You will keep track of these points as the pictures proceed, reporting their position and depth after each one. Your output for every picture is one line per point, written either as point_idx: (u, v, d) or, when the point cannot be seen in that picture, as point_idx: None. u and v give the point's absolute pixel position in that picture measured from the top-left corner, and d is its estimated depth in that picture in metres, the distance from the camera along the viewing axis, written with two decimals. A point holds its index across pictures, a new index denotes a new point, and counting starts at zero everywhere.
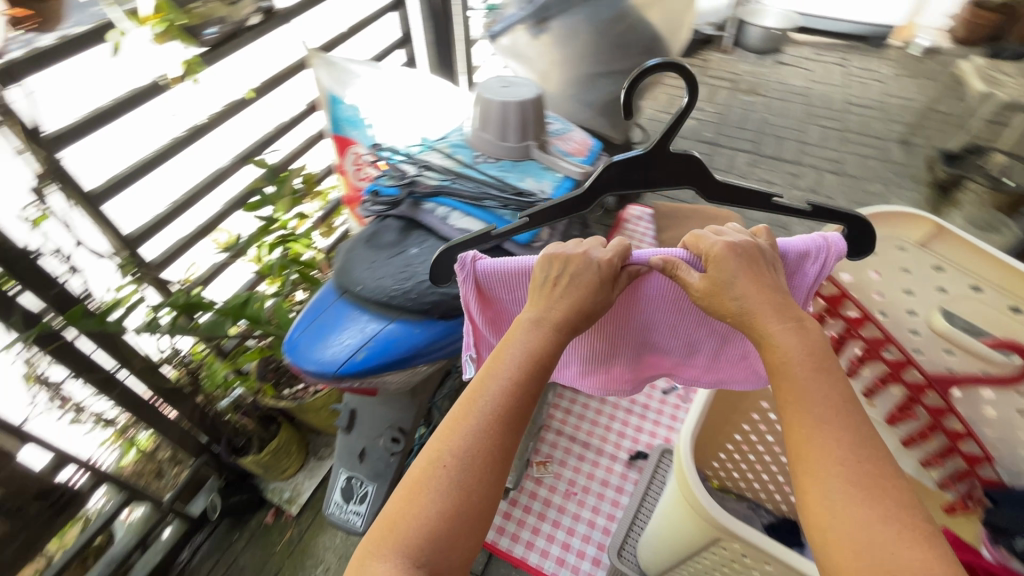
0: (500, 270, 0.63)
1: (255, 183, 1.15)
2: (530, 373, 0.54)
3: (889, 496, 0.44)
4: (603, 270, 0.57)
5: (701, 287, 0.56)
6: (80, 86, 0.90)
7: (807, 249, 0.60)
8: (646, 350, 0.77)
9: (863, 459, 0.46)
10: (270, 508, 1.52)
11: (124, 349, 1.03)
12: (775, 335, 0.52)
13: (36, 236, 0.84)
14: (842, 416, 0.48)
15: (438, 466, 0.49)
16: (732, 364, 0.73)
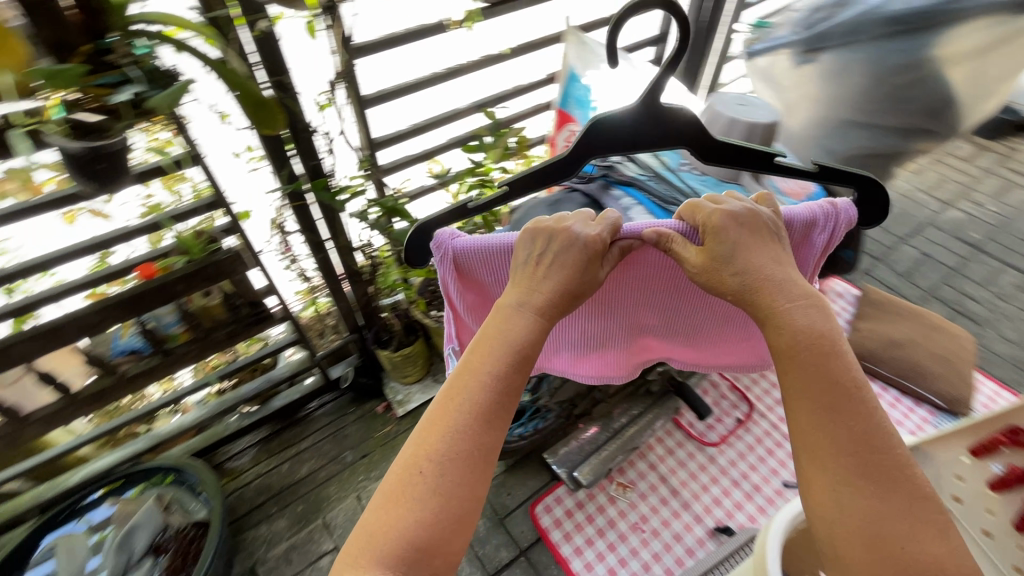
0: (474, 247, 0.68)
1: (479, 130, 1.29)
2: (511, 364, 0.56)
3: (902, 490, 0.47)
4: (591, 244, 0.60)
5: (700, 260, 0.58)
6: (390, 15, 1.09)
7: (814, 215, 0.66)
8: (645, 334, 0.90)
9: (873, 451, 0.48)
10: (383, 401, 1.75)
11: (337, 226, 1.27)
12: (784, 316, 0.54)
13: (318, 117, 1.08)
14: (850, 404, 0.50)
15: (415, 473, 0.51)
16: (728, 342, 0.90)
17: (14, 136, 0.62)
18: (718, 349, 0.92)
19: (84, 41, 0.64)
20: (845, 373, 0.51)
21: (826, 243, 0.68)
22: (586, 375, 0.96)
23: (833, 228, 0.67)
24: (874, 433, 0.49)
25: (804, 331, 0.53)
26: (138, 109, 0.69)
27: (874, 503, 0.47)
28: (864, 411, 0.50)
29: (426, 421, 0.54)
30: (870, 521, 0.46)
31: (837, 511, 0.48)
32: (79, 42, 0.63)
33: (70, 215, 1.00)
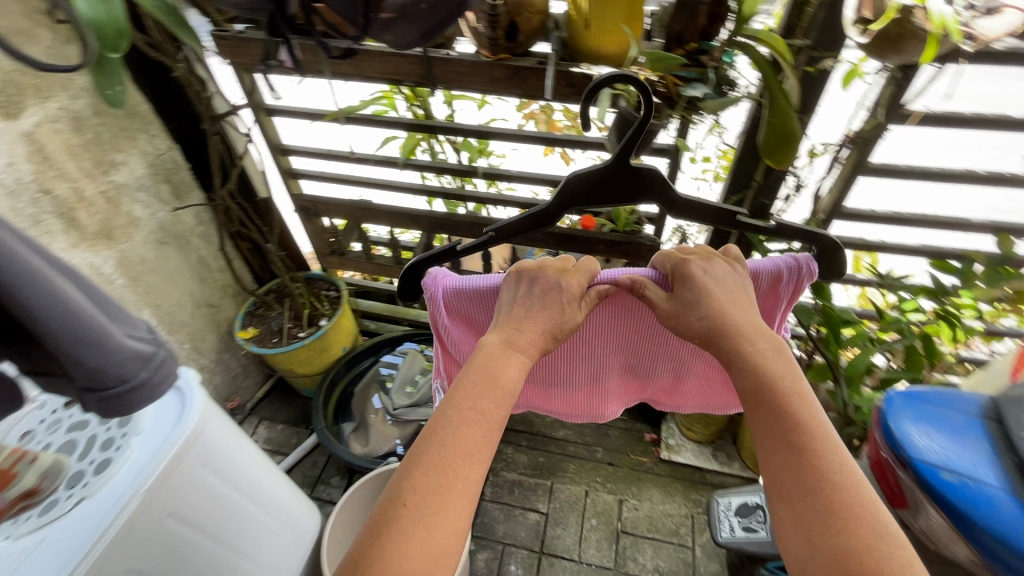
0: (464, 286, 0.62)
1: (974, 253, 1.00)
2: (498, 397, 0.50)
3: (878, 541, 0.39)
4: (573, 289, 0.58)
5: (668, 309, 0.55)
6: (980, 95, 0.88)
7: (779, 271, 0.60)
8: (624, 373, 0.75)
9: (838, 496, 0.42)
10: (653, 432, 1.57)
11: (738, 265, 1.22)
12: (753, 358, 0.50)
13: (803, 161, 1.02)
14: (804, 440, 0.45)
15: (398, 503, 0.43)
16: (704, 388, 0.74)
17: (606, 96, 0.75)
18: (704, 396, 0.76)
19: (695, 39, 0.73)
20: (801, 406, 0.47)
21: (793, 302, 0.62)
22: (571, 418, 0.79)
23: (797, 283, 0.61)
24: (832, 468, 0.43)
25: (766, 375, 0.49)
26: (689, 105, 0.76)
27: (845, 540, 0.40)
28: (825, 447, 0.45)
29: (417, 452, 0.46)
30: (839, 555, 0.40)
31: (804, 545, 0.42)
32: (691, 39, 0.73)
33: (549, 151, 1.27)
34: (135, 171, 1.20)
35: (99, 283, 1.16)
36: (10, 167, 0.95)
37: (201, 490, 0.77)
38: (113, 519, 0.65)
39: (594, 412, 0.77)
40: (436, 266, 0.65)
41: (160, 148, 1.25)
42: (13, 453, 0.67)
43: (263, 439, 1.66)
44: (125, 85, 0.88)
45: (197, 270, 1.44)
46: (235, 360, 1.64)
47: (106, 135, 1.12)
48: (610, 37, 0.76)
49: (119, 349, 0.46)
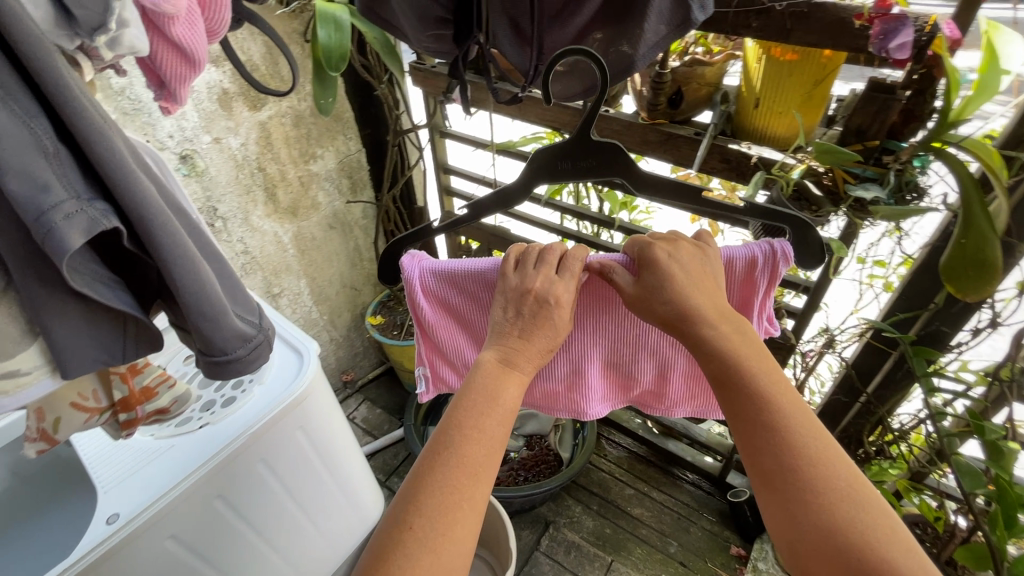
0: (442, 267, 0.65)
1: None
2: (499, 417, 0.51)
3: (852, 504, 0.44)
4: (561, 301, 0.56)
5: (632, 295, 0.54)
6: None
7: (754, 257, 0.58)
8: (608, 369, 0.74)
9: (812, 474, 0.45)
10: (740, 546, 1.39)
11: (890, 394, 1.03)
12: (714, 347, 0.50)
13: (1008, 293, 0.84)
14: (773, 421, 0.47)
15: (404, 527, 0.45)
16: (689, 390, 0.74)
17: (759, 178, 0.70)
18: (692, 399, 0.74)
19: (879, 137, 0.65)
20: (767, 386, 0.48)
21: (770, 291, 0.58)
22: (556, 415, 0.78)
23: (773, 268, 0.57)
24: (802, 448, 0.46)
25: (737, 361, 0.49)
26: (859, 205, 0.67)
27: (823, 516, 0.44)
28: (791, 425, 0.47)
29: (418, 478, 0.47)
30: (818, 528, 0.44)
31: (784, 517, 0.46)
32: (875, 135, 0.65)
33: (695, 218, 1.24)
34: (327, 165, 1.43)
35: (277, 249, 1.40)
36: (243, 145, 1.20)
37: (292, 448, 0.87)
38: (217, 452, 0.76)
39: (577, 413, 0.77)
40: (413, 247, 0.67)
41: (351, 149, 1.47)
42: (162, 373, 0.68)
43: (361, 418, 1.81)
44: (334, 98, 1.05)
45: (351, 256, 1.64)
46: (359, 340, 1.83)
47: (315, 132, 1.35)
48: (780, 119, 0.73)
49: (230, 327, 0.47)
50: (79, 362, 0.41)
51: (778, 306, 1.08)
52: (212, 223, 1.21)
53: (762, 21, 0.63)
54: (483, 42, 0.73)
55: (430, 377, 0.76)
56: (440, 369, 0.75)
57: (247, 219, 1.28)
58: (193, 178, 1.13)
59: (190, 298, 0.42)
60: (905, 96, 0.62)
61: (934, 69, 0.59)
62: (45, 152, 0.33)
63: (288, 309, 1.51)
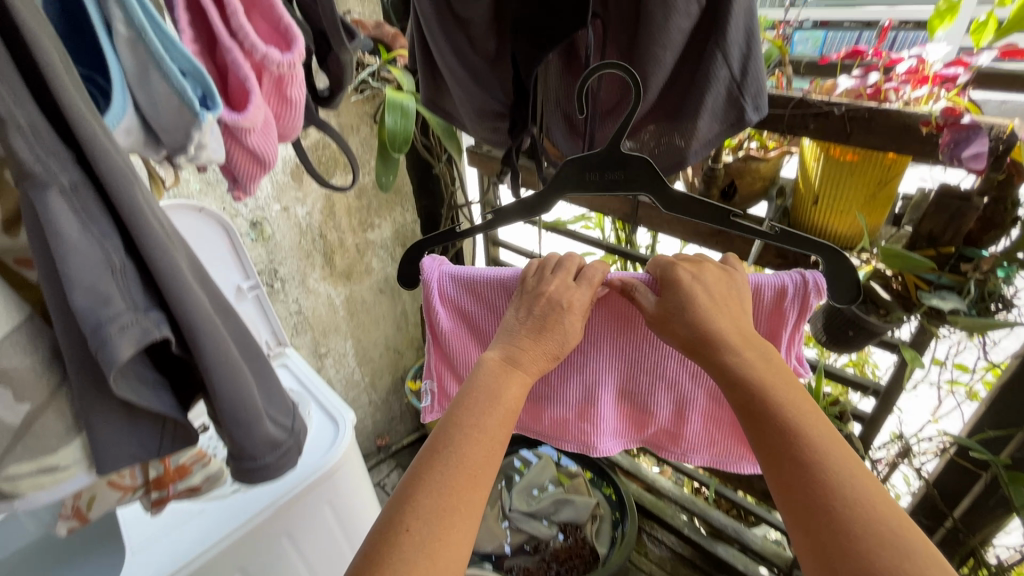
0: (462, 274, 0.64)
1: None
2: (497, 418, 0.48)
3: (903, 554, 0.37)
4: (575, 308, 0.55)
5: (655, 314, 0.53)
6: None
7: (783, 286, 0.54)
8: (624, 401, 0.71)
9: (851, 511, 0.39)
10: None
11: (981, 521, 0.90)
12: (734, 371, 0.47)
13: None
14: (800, 450, 0.42)
15: (399, 529, 0.41)
16: (709, 432, 0.69)
17: None
18: (711, 443, 0.70)
19: (954, 243, 0.61)
20: (799, 416, 0.43)
21: (801, 322, 0.54)
22: (564, 443, 0.75)
23: (804, 300, 0.54)
24: (835, 481, 0.40)
25: (759, 385, 0.46)
26: (933, 314, 0.63)
27: (868, 558, 0.37)
28: (824, 457, 0.41)
29: (417, 479, 0.44)
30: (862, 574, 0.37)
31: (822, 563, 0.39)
32: (949, 242, 0.60)
33: None
34: (383, 234, 1.50)
35: (329, 311, 1.45)
36: (309, 214, 1.28)
37: (318, 519, 0.84)
38: (243, 523, 0.75)
39: (586, 444, 0.73)
40: (432, 252, 0.65)
41: (407, 220, 1.54)
42: (199, 453, 0.66)
43: (391, 486, 1.77)
44: (395, 176, 1.12)
45: (397, 320, 1.68)
46: (396, 404, 1.82)
47: (375, 204, 1.43)
48: (841, 219, 0.70)
49: (261, 433, 0.46)
50: (113, 460, 0.41)
51: (844, 409, 0.97)
52: (272, 284, 1.27)
53: (820, 123, 0.62)
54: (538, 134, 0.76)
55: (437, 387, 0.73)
56: (449, 382, 0.74)
57: (304, 282, 1.35)
58: (260, 243, 1.20)
59: (224, 404, 0.42)
60: (983, 204, 0.57)
61: (1014, 176, 0.55)
62: (112, 270, 0.33)
63: (332, 369, 1.54)
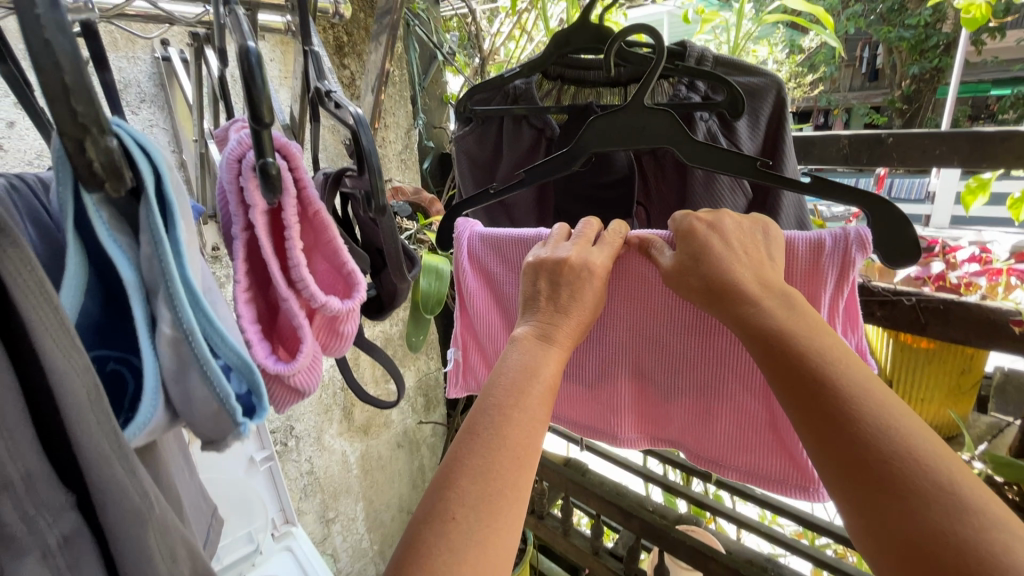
0: (489, 236, 0.61)
1: None
2: (538, 397, 0.43)
3: (967, 508, 0.30)
4: (598, 271, 0.50)
5: (671, 270, 0.47)
6: None
7: (821, 241, 0.45)
8: (647, 392, 0.61)
9: (900, 464, 0.32)
10: None
11: None
12: (755, 321, 0.40)
13: None
14: (832, 402, 0.35)
15: (445, 516, 0.35)
16: (741, 435, 0.56)
17: None
18: (746, 450, 0.56)
19: None
20: (826, 362, 0.36)
21: (846, 285, 0.45)
22: (577, 428, 0.67)
23: (845, 258, 0.44)
24: (877, 432, 0.33)
25: (784, 334, 0.38)
26: None
27: (933, 515, 0.30)
28: (861, 404, 0.34)
29: (452, 459, 0.38)
30: (928, 536, 0.30)
31: (878, 528, 0.32)
32: None
33: None
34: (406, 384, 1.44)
35: (341, 470, 1.33)
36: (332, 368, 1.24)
37: None
38: None
39: (608, 436, 0.65)
40: (461, 219, 0.64)
41: (430, 368, 1.50)
42: None
43: None
44: (426, 334, 1.09)
45: (413, 476, 1.55)
46: None
47: (400, 354, 1.38)
48: (924, 408, 0.64)
49: None
50: None
51: None
52: (285, 441, 1.18)
53: (887, 311, 0.59)
54: None
55: (460, 359, 0.71)
56: (476, 357, 0.71)
57: (319, 438, 1.25)
58: None
59: None
60: None
61: None
62: None
63: (338, 537, 1.38)
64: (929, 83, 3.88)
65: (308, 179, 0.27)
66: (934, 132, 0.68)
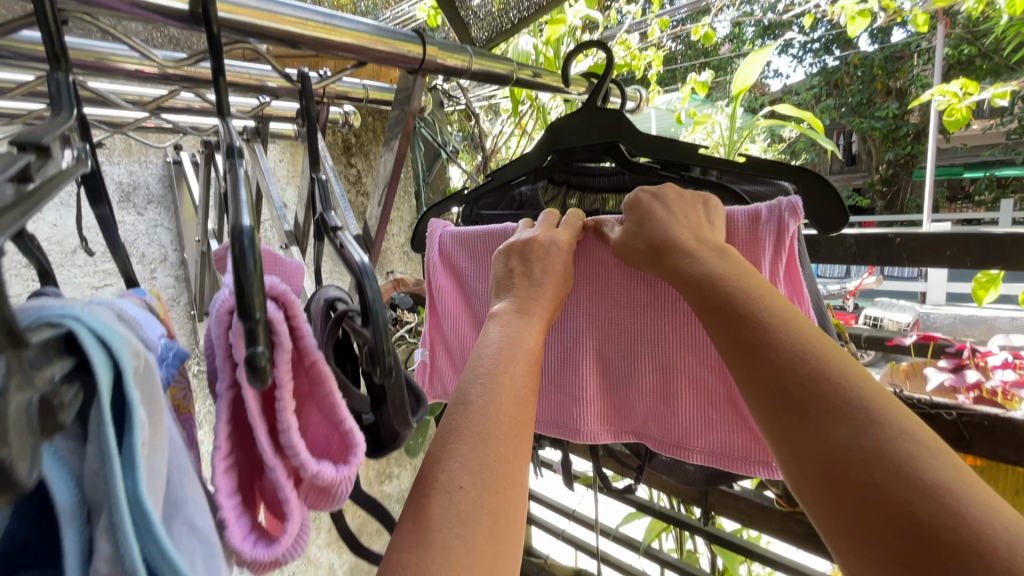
0: (460, 231, 0.62)
1: None
2: (525, 364, 0.41)
3: (882, 421, 0.30)
4: (564, 247, 0.52)
5: (620, 240, 0.49)
6: None
7: (757, 211, 0.46)
8: (610, 382, 0.58)
9: (817, 385, 0.33)
10: None
11: None
12: (681, 268, 0.43)
13: None
14: (754, 333, 0.36)
15: (451, 486, 0.32)
16: (702, 414, 0.52)
17: None
18: (709, 428, 0.51)
19: None
20: (749, 298, 0.38)
21: (786, 250, 0.45)
22: (540, 429, 0.60)
23: (780, 224, 0.45)
24: (793, 355, 0.34)
25: (713, 281, 0.40)
26: None
27: (845, 431, 0.31)
28: (782, 334, 0.35)
29: (447, 428, 0.36)
30: (840, 453, 0.31)
31: (801, 448, 0.33)
32: None
33: None
34: (401, 485, 1.33)
35: None
36: None
37: None
38: None
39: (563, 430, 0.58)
40: (433, 216, 0.65)
41: None
42: None
43: None
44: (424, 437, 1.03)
45: None
46: None
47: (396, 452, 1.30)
48: None
49: None
50: None
51: None
52: None
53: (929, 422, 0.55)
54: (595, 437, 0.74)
55: (426, 360, 0.67)
56: (443, 359, 0.67)
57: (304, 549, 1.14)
58: None
59: None
60: None
61: None
62: None
63: None
64: (906, 168, 4.09)
65: (306, 329, 0.25)
66: (941, 234, 0.67)
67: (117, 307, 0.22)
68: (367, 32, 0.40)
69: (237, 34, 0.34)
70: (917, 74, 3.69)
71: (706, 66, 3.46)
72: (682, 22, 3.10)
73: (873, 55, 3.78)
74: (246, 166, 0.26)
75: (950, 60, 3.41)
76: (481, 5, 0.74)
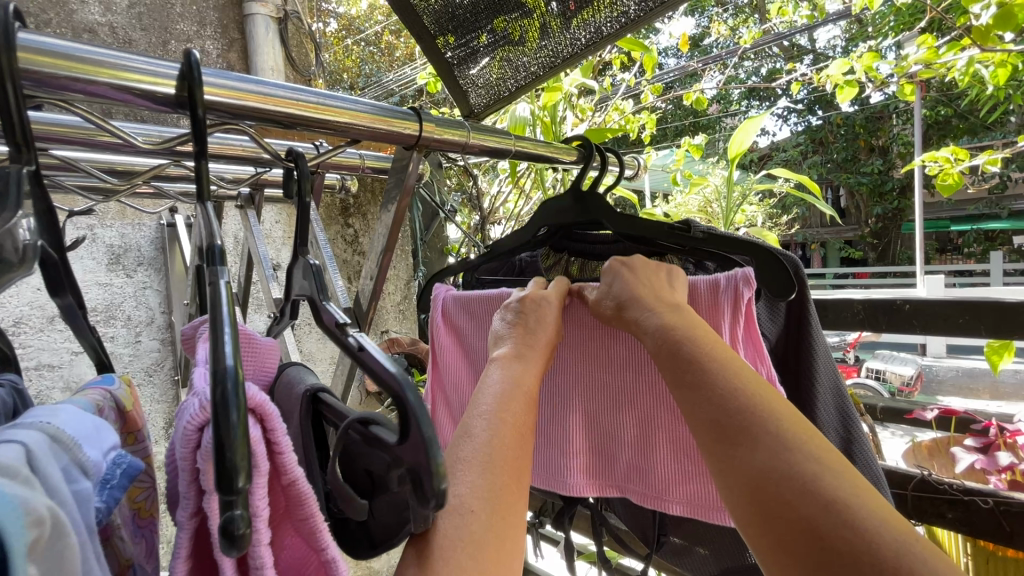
0: (463, 295, 0.59)
1: None
2: (527, 410, 0.37)
3: (795, 447, 0.30)
4: (556, 302, 0.49)
5: (596, 304, 0.47)
6: None
7: (716, 282, 0.44)
8: (593, 431, 0.53)
9: (739, 413, 0.32)
10: None
11: None
12: (636, 323, 0.41)
13: None
14: (687, 371, 0.35)
15: (462, 510, 0.29)
16: (680, 465, 0.48)
17: None
18: (687, 478, 0.47)
19: None
20: (694, 343, 0.36)
21: (747, 315, 0.42)
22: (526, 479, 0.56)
23: (736, 295, 0.42)
24: (720, 385, 0.33)
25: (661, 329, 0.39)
26: None
27: (764, 455, 0.30)
28: (715, 368, 0.34)
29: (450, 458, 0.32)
30: (758, 475, 0.30)
31: (724, 473, 0.31)
32: None
33: None
34: (390, 561, 1.23)
35: None
36: None
37: None
38: None
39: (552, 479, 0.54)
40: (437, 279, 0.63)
41: None
42: None
43: None
44: None
45: None
46: None
47: None
48: None
49: None
50: None
51: None
52: None
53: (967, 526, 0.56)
54: (598, 512, 0.68)
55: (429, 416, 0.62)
56: (443, 414, 0.62)
57: None
58: None
59: None
60: None
61: None
62: None
63: None
64: (895, 221, 4.22)
65: (284, 441, 0.22)
66: (950, 301, 0.66)
67: (51, 424, 0.19)
68: (368, 112, 0.40)
69: (233, 117, 0.33)
70: (896, 133, 3.86)
71: (697, 127, 3.60)
72: (672, 86, 3.26)
73: (854, 115, 3.96)
74: (229, 271, 0.24)
75: (928, 120, 3.56)
76: (479, 73, 0.75)
